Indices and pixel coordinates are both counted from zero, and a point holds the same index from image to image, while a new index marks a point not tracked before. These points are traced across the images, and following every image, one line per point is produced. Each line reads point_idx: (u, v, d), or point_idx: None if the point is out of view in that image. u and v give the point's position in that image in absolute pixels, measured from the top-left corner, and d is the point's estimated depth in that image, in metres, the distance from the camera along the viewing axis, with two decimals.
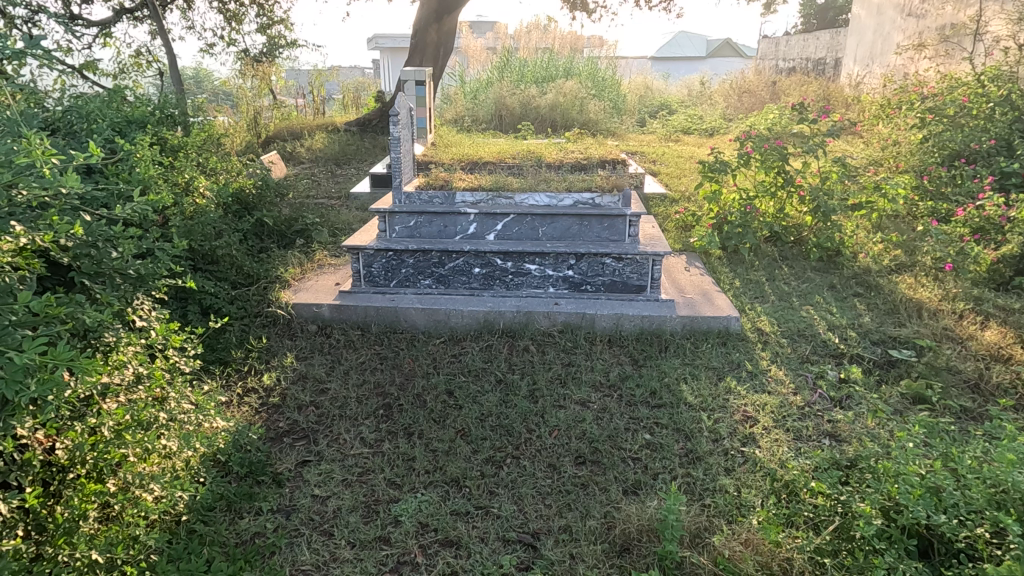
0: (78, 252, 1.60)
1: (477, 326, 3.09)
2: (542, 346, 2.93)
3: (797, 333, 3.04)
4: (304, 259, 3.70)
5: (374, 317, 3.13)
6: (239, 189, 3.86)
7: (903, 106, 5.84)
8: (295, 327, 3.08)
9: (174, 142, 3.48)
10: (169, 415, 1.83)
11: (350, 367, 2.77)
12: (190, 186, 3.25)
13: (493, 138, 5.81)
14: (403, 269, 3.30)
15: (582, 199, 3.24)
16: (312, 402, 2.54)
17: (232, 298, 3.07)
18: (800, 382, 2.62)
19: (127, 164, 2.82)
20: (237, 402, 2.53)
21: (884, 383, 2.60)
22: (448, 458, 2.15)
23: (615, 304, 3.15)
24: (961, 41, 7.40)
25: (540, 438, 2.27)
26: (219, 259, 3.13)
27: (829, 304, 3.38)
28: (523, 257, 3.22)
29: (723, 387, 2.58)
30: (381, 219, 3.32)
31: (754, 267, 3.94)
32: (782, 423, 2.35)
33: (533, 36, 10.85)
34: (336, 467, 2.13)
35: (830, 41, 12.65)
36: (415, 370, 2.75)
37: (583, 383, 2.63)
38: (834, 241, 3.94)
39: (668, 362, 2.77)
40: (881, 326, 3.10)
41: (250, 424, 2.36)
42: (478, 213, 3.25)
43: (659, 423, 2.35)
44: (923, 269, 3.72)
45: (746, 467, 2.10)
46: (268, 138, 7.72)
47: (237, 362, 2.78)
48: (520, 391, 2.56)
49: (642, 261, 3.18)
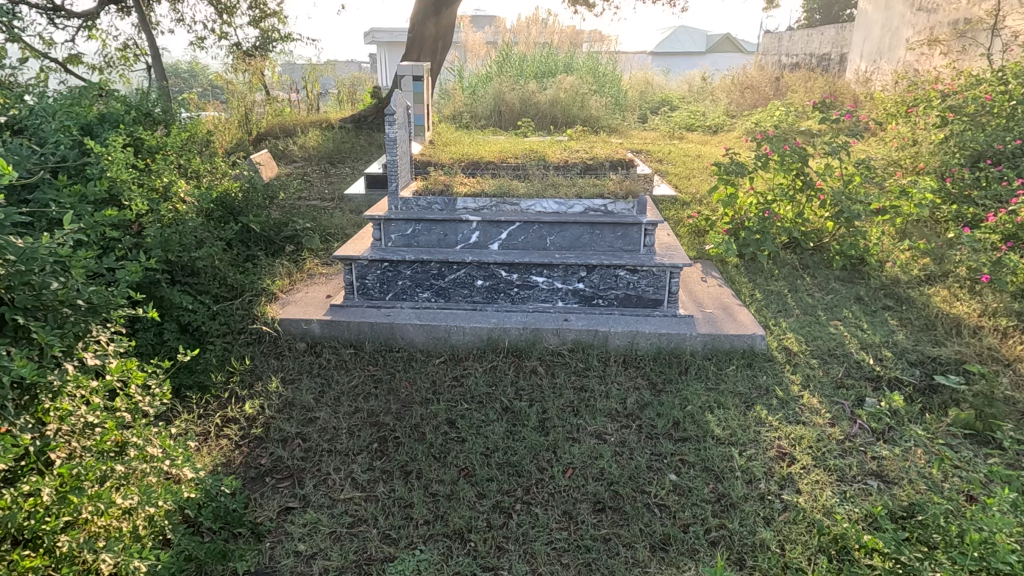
0: (12, 284, 1.34)
1: (480, 345, 2.84)
2: (551, 367, 2.68)
3: (828, 352, 2.81)
4: (293, 267, 3.45)
5: (368, 334, 2.88)
6: (223, 193, 3.60)
7: (921, 105, 5.60)
8: (283, 345, 2.84)
9: (152, 142, 3.19)
10: (129, 467, 1.58)
11: (342, 393, 2.52)
12: (168, 190, 2.99)
13: (492, 136, 5.56)
14: (400, 281, 3.05)
15: (593, 206, 2.99)
16: (299, 433, 2.29)
17: (214, 314, 2.82)
18: (837, 411, 2.39)
19: (97, 170, 2.57)
20: (215, 436, 2.29)
21: (929, 413, 2.38)
22: (451, 505, 1.92)
23: (630, 320, 2.90)
24: (977, 36, 7.15)
25: (553, 479, 2.03)
26: (200, 271, 2.85)
27: (859, 318, 3.14)
28: (529, 268, 2.96)
29: (753, 418, 2.34)
30: (375, 227, 3.07)
31: (774, 276, 3.70)
32: (822, 460, 2.11)
33: (533, 30, 10.42)
34: (323, 517, 1.88)
35: (835, 37, 12.38)
36: (412, 396, 2.50)
37: (598, 412, 2.38)
38: (858, 248, 3.70)
39: (690, 386, 2.53)
40: (917, 344, 2.86)
41: (228, 464, 2.12)
42: (481, 220, 3.00)
43: (685, 462, 2.11)
44: (956, 280, 3.48)
45: (787, 516, 1.87)
46: (259, 136, 7.39)
47: (217, 388, 2.55)
48: (528, 422, 2.32)
49: (659, 273, 2.92)
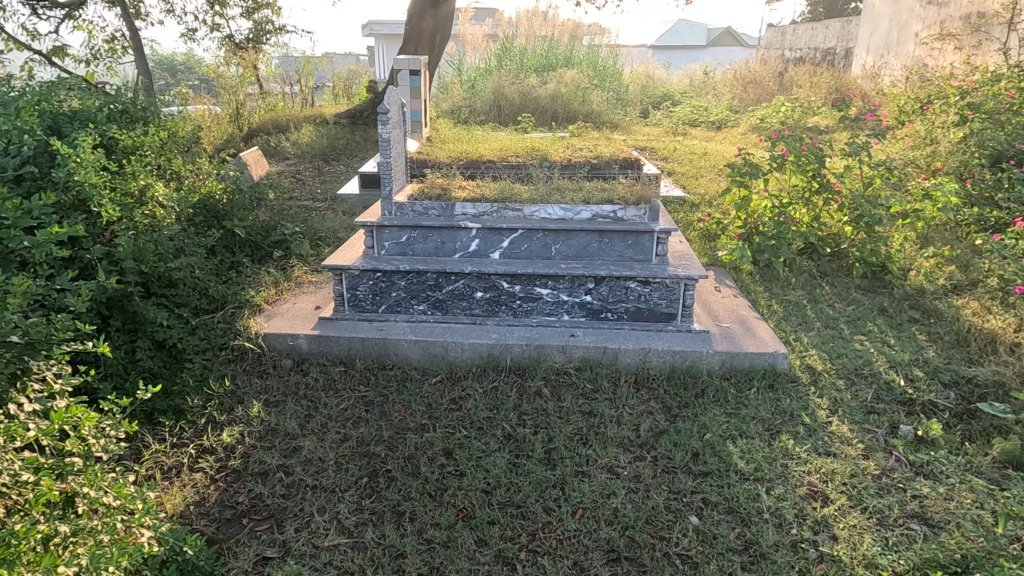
0: None
1: (481, 362, 2.63)
2: (557, 389, 2.48)
3: (854, 371, 2.60)
4: (279, 275, 3.24)
5: (359, 351, 2.68)
6: (207, 196, 3.40)
7: (936, 101, 5.39)
8: (267, 363, 2.64)
9: (127, 142, 2.91)
10: (77, 524, 1.36)
11: (329, 418, 2.32)
12: (143, 195, 2.76)
13: (492, 132, 5.33)
14: (393, 292, 2.83)
15: (602, 212, 2.81)
16: (281, 466, 2.09)
17: (193, 329, 2.61)
18: (870, 441, 2.19)
19: (62, 172, 2.39)
20: (189, 469, 2.08)
21: (970, 444, 2.19)
22: (449, 556, 1.72)
23: (641, 336, 2.69)
24: (992, 30, 6.91)
25: (561, 523, 1.84)
26: (178, 283, 2.63)
27: (885, 332, 2.94)
28: (533, 279, 2.75)
29: (780, 449, 2.13)
30: (368, 234, 2.85)
31: (791, 285, 3.49)
32: (859, 500, 1.91)
33: (534, 23, 10.08)
34: (305, 569, 1.69)
35: (841, 30, 12.13)
36: (406, 422, 2.30)
37: (609, 441, 2.18)
38: (880, 255, 3.50)
39: (709, 411, 2.32)
40: (950, 363, 2.66)
41: (201, 504, 1.92)
42: (482, 228, 2.79)
43: (708, 502, 1.91)
44: (987, 290, 3.27)
45: (824, 569, 1.68)
46: (251, 131, 7.12)
47: (194, 412, 2.34)
48: (534, 453, 2.12)
49: (673, 286, 2.71)
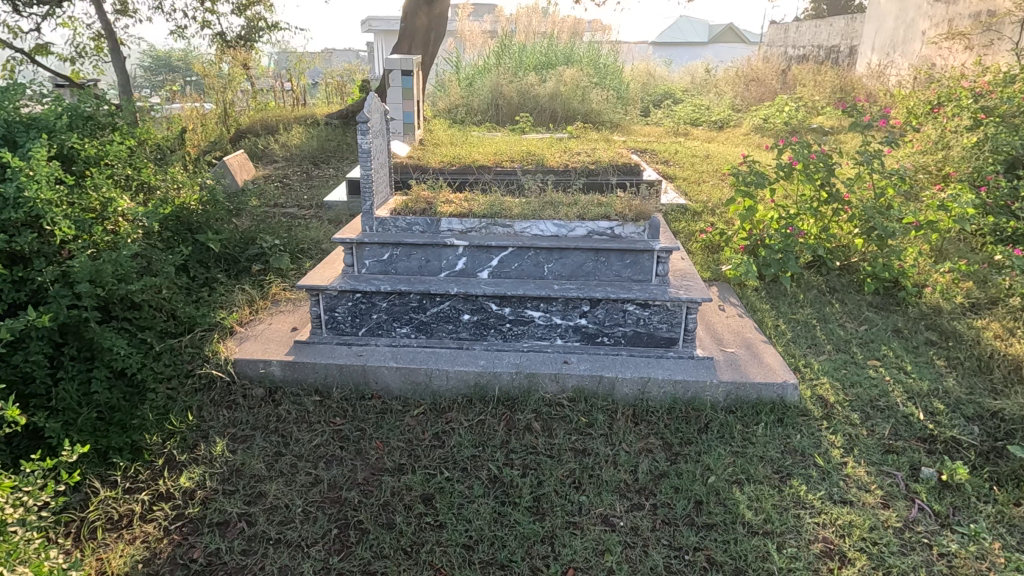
0: None
1: (467, 392, 2.44)
2: (548, 423, 2.28)
3: (870, 403, 2.41)
4: (255, 293, 3.05)
5: (336, 378, 2.49)
6: (181, 207, 3.20)
7: (948, 102, 5.18)
8: (236, 393, 2.45)
9: (90, 152, 2.69)
10: None
11: (300, 458, 2.13)
12: (105, 210, 2.55)
13: (485, 134, 5.12)
14: (374, 314, 2.64)
15: (598, 228, 2.58)
16: (242, 515, 1.90)
17: (157, 355, 2.41)
18: (889, 487, 2.00)
19: (12, 187, 2.17)
20: (142, 519, 1.90)
21: (1000, 490, 2.00)
22: None
23: (640, 363, 2.50)
24: (1004, 29, 6.69)
25: None
26: (142, 304, 2.43)
27: (900, 357, 2.75)
28: (524, 301, 2.56)
29: (791, 495, 1.95)
30: (347, 251, 2.66)
31: (800, 303, 3.29)
32: (880, 559, 1.72)
33: (532, 20, 9.86)
34: None
35: (844, 28, 11.91)
36: (383, 462, 2.11)
37: (604, 486, 1.99)
38: (893, 270, 3.30)
39: (713, 450, 2.13)
40: (973, 394, 2.47)
41: (151, 563, 1.73)
42: (468, 245, 2.60)
43: (712, 562, 1.73)
44: (1009, 310, 3.08)
45: None
46: (238, 133, 6.83)
47: (154, 451, 2.15)
48: (521, 500, 1.93)
49: (674, 309, 2.52)
